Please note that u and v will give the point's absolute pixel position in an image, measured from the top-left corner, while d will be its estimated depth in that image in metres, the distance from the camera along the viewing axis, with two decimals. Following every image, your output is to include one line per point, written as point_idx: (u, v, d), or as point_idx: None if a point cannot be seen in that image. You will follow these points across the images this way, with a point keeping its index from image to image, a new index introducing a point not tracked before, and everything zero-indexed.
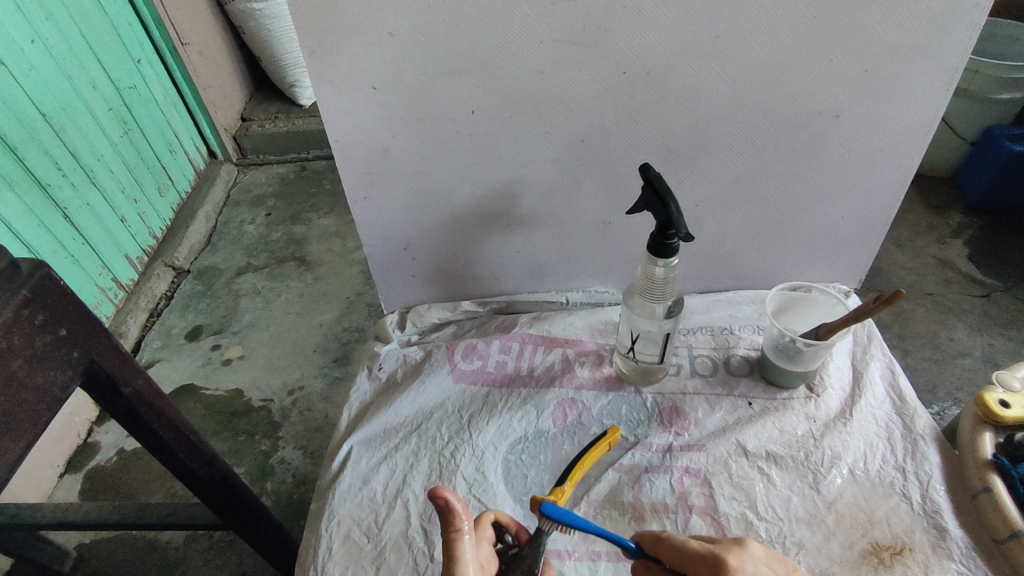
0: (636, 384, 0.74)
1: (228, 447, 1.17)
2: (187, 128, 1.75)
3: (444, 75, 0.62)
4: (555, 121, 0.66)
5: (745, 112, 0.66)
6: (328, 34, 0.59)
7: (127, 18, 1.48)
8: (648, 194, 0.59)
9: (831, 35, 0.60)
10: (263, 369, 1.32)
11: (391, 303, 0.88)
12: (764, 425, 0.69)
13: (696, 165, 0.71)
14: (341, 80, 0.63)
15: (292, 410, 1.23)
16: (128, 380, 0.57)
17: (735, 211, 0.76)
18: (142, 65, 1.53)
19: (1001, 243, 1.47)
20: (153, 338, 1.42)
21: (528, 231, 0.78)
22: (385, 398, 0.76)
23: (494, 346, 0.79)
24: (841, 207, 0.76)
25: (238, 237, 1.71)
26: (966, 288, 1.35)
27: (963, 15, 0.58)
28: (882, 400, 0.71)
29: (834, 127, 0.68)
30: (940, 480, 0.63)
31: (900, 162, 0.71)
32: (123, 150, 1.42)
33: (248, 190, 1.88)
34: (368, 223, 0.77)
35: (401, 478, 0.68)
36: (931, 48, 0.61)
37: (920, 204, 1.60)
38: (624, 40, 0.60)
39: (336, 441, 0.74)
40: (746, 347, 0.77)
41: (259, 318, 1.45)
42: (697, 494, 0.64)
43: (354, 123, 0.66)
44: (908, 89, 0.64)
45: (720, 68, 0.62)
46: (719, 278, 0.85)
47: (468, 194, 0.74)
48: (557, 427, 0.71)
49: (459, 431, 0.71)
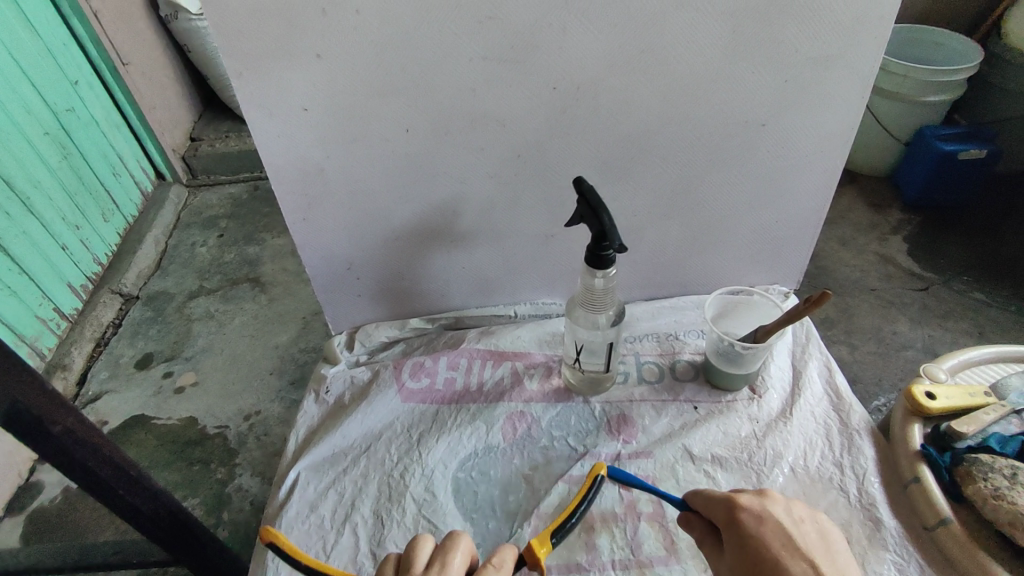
0: (585, 394, 0.75)
1: (181, 478, 1.14)
2: (133, 150, 1.70)
3: (373, 96, 0.62)
4: (490, 137, 0.67)
5: (675, 124, 0.68)
6: (253, 57, 0.58)
7: (62, 40, 1.43)
8: (582, 207, 0.60)
9: (750, 48, 0.62)
10: (216, 395, 1.29)
11: (339, 324, 0.87)
12: (709, 428, 0.70)
13: (632, 178, 0.72)
14: (270, 102, 0.62)
15: (248, 435, 1.20)
16: (56, 418, 0.55)
17: (672, 220, 0.78)
18: (80, 87, 1.48)
19: (937, 237, 1.54)
20: (100, 368, 1.37)
21: (473, 247, 0.79)
22: (333, 421, 0.75)
23: (442, 363, 0.79)
24: (774, 212, 0.79)
25: (190, 261, 1.66)
26: (906, 282, 1.41)
27: (868, 27, 0.61)
28: (820, 398, 0.73)
29: (761, 135, 0.70)
30: (874, 472, 0.66)
31: (825, 167, 0.74)
32: (62, 175, 1.37)
33: (199, 212, 1.83)
34: (309, 244, 0.76)
35: (350, 501, 0.67)
36: (843, 59, 0.64)
37: (860, 203, 1.66)
38: (551, 55, 0.61)
39: (284, 467, 0.73)
40: (691, 353, 0.79)
41: (213, 342, 1.41)
42: (645, 502, 0.65)
43: (288, 145, 0.66)
44: (825, 98, 0.67)
45: (647, 81, 0.64)
46: (663, 285, 0.87)
47: (408, 212, 0.73)
48: (506, 442, 0.71)
49: (408, 451, 0.71)
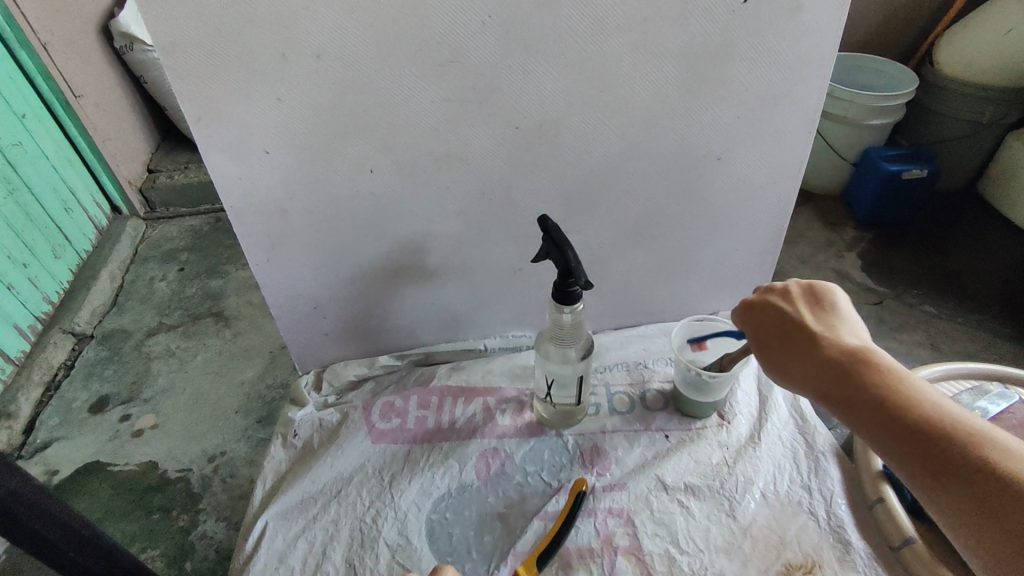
0: (558, 427, 0.75)
1: (140, 528, 1.08)
2: (86, 185, 1.65)
3: (337, 137, 0.62)
4: (456, 175, 0.67)
5: (636, 160, 0.70)
6: (211, 101, 0.58)
7: (7, 73, 1.39)
8: (548, 245, 0.61)
9: (704, 86, 0.64)
10: (177, 437, 1.24)
11: (307, 363, 0.86)
12: (681, 457, 0.71)
13: (597, 211, 0.74)
14: (230, 146, 0.61)
15: (213, 478, 1.16)
16: (5, 480, 0.52)
17: (637, 250, 0.79)
18: (27, 121, 1.44)
19: (888, 253, 1.60)
20: (51, 414, 1.30)
21: (441, 282, 0.78)
22: (302, 466, 0.73)
23: (413, 401, 0.78)
24: (734, 240, 0.81)
25: (148, 297, 1.61)
26: (862, 297, 1.46)
27: (813, 67, 0.64)
28: (786, 421, 0.75)
29: (717, 168, 0.72)
30: (841, 494, 0.67)
31: (780, 197, 0.77)
32: (8, 213, 1.32)
33: (158, 246, 1.78)
34: (274, 285, 0.74)
35: (321, 551, 0.65)
36: (791, 96, 0.67)
37: (816, 222, 1.73)
38: (512, 96, 0.62)
39: (250, 517, 0.70)
40: (660, 381, 0.80)
41: (173, 382, 1.37)
42: (621, 535, 0.65)
43: (249, 187, 0.65)
44: (776, 132, 0.70)
45: (607, 119, 0.65)
46: (632, 313, 0.88)
47: (374, 249, 0.73)
48: (480, 479, 0.70)
49: (380, 494, 0.69)
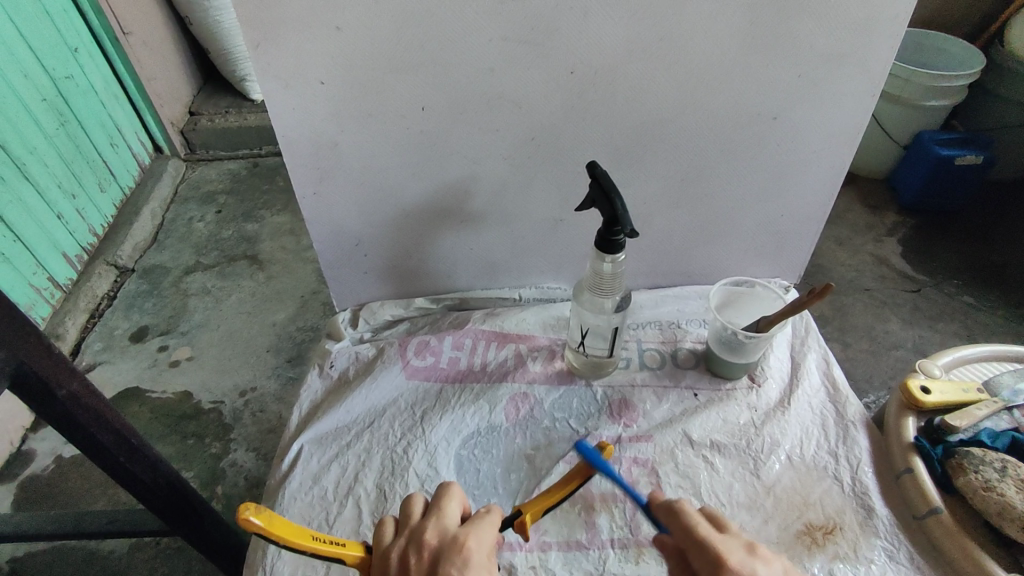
0: (587, 378, 0.76)
1: (176, 451, 1.14)
2: (131, 122, 1.67)
3: (392, 71, 0.62)
4: (506, 118, 0.67)
5: (688, 114, 0.68)
6: (272, 26, 0.58)
7: (63, 4, 1.41)
8: (595, 191, 0.60)
9: (769, 39, 0.62)
10: (212, 370, 1.29)
11: (344, 301, 0.88)
12: (708, 415, 0.72)
13: (643, 165, 0.73)
14: (288, 74, 0.62)
15: (243, 412, 1.20)
16: (62, 383, 0.55)
17: (680, 209, 0.79)
18: (80, 54, 1.46)
19: (932, 240, 1.56)
20: (94, 339, 1.36)
21: (481, 228, 0.79)
22: (337, 396, 0.76)
23: (447, 342, 0.79)
24: (780, 205, 0.80)
25: (186, 235, 1.65)
26: (899, 283, 1.43)
27: (886, 25, 0.62)
28: (817, 389, 0.75)
29: (772, 128, 0.71)
30: (868, 462, 0.67)
31: (833, 162, 0.75)
32: (58, 143, 1.36)
33: (197, 187, 1.82)
34: (318, 219, 0.76)
35: (353, 475, 0.68)
36: (858, 55, 0.64)
37: (858, 204, 1.68)
38: (572, 38, 0.61)
39: (286, 440, 0.73)
40: (692, 341, 0.80)
41: (209, 318, 1.41)
42: (644, 484, 0.66)
43: (302, 118, 0.65)
44: (838, 94, 0.68)
45: (665, 69, 0.64)
46: (668, 274, 0.88)
47: (418, 191, 0.74)
48: (509, 421, 0.72)
49: (411, 427, 0.71)
